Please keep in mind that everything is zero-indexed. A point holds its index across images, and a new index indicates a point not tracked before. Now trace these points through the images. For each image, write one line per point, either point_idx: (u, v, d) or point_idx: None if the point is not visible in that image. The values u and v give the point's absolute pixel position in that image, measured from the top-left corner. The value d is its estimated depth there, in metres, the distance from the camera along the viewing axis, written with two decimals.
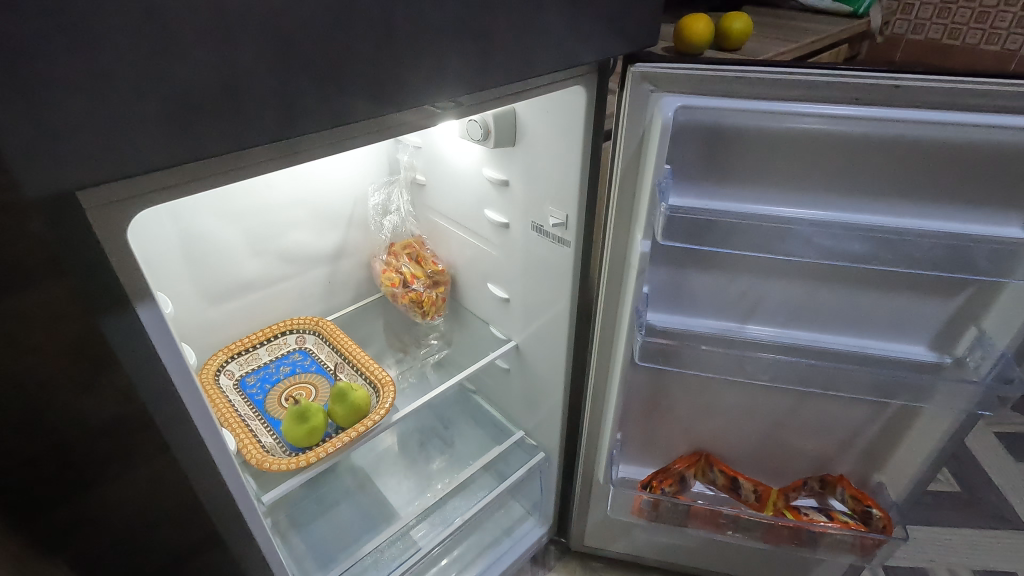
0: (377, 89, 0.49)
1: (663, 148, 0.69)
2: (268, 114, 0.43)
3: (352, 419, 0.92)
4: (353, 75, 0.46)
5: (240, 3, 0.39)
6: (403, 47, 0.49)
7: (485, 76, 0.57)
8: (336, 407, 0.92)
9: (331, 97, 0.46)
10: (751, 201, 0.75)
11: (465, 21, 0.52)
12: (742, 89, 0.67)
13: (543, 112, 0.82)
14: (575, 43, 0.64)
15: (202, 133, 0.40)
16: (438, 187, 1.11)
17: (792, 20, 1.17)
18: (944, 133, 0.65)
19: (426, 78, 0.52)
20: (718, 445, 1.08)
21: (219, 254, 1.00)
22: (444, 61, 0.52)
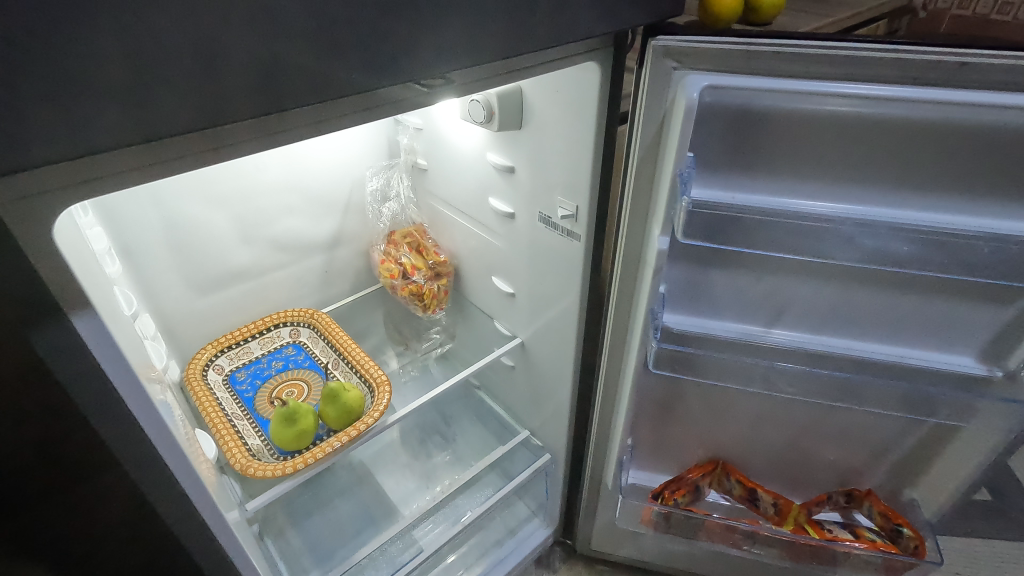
0: (354, 65, 0.41)
1: (687, 133, 0.61)
2: (221, 92, 0.36)
3: (344, 422, 0.87)
4: (325, 48, 0.39)
5: None
6: (385, 13, 0.41)
7: (485, 49, 0.49)
8: (326, 408, 0.86)
9: (299, 75, 0.39)
10: (785, 194, 0.66)
11: None
12: (780, 65, 0.58)
13: (553, 92, 0.73)
14: (589, 14, 0.56)
15: (137, 116, 0.33)
16: (440, 173, 1.03)
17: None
18: (1017, 120, 0.56)
19: (414, 52, 0.44)
20: (735, 453, 1.01)
21: (205, 243, 0.94)
22: (436, 31, 0.45)
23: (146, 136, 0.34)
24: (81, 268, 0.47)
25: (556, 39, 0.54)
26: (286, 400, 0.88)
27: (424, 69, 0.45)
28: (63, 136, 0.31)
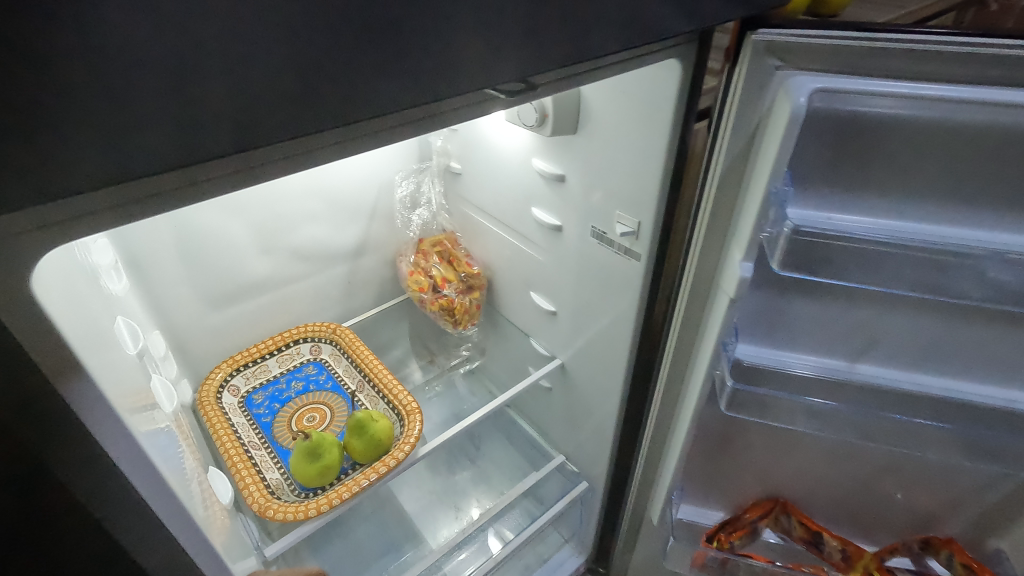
0: (413, 69, 0.32)
1: (790, 147, 0.51)
2: (248, 104, 0.27)
3: (372, 456, 0.79)
4: (378, 48, 0.30)
5: None
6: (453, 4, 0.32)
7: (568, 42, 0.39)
8: (352, 440, 0.79)
9: (344, 84, 0.30)
10: (894, 217, 0.57)
11: None
12: (909, 66, 0.48)
13: (620, 93, 0.64)
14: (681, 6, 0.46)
15: (122, 144, 0.24)
16: (476, 178, 0.94)
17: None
18: None
19: (485, 54, 0.35)
20: (798, 491, 0.91)
21: (220, 253, 0.85)
22: (514, 26, 0.35)
23: (144, 168, 0.25)
24: (76, 312, 0.38)
25: (645, 34, 0.45)
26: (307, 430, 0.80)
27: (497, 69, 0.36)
28: (26, 162, 0.23)
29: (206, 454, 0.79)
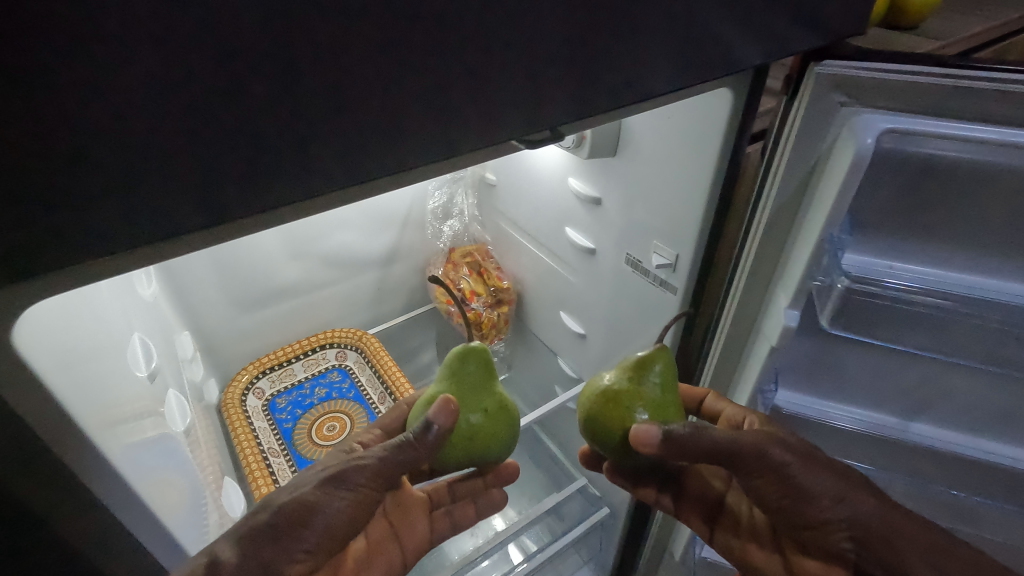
0: (435, 140, 0.30)
1: (852, 188, 0.46)
2: (272, 183, 0.27)
3: (600, 441, 0.48)
4: (405, 129, 0.29)
5: (221, 66, 0.23)
6: (474, 91, 0.30)
7: (611, 63, 0.35)
8: (626, 398, 0.47)
9: (364, 159, 0.28)
10: (958, 266, 0.52)
11: (593, 15, 0.33)
12: (992, 110, 0.43)
13: (663, 119, 0.59)
14: (743, 42, 0.42)
15: (108, 226, 0.24)
16: (510, 192, 0.91)
17: (941, 16, 0.98)
18: None
19: (509, 115, 0.32)
20: None
21: (255, 258, 0.86)
22: (548, 83, 0.33)
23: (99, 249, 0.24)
24: (82, 352, 0.38)
25: (705, 38, 0.40)
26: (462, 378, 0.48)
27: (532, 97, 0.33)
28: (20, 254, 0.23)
29: (224, 456, 0.80)
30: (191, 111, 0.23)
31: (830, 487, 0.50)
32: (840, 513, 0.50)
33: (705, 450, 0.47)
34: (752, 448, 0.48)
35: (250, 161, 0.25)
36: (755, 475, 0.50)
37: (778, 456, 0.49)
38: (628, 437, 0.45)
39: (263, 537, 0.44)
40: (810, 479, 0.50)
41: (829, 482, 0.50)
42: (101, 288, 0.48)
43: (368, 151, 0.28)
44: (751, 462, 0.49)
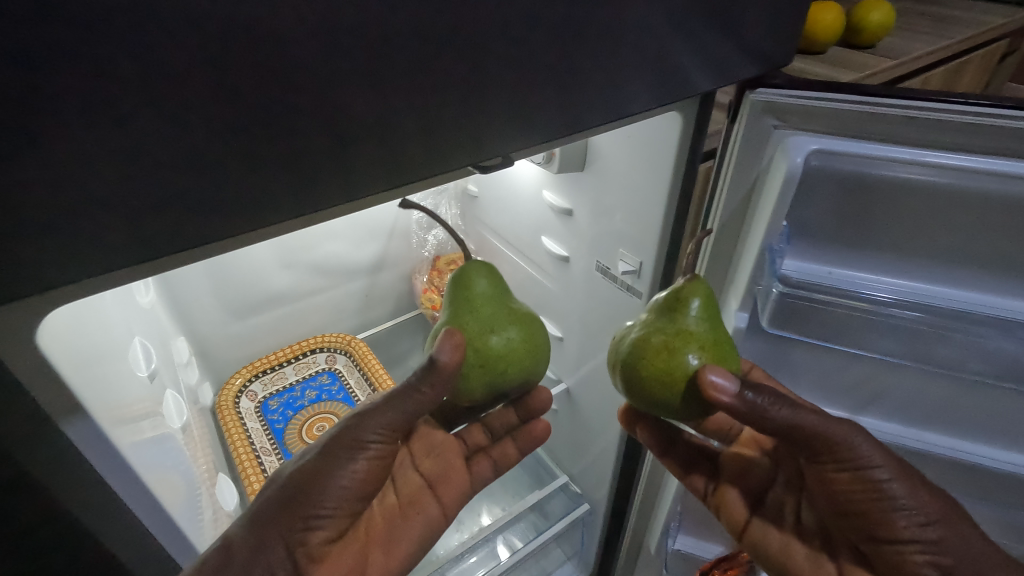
0: (405, 166, 0.35)
1: (786, 202, 0.51)
2: (266, 206, 0.31)
3: (663, 390, 0.45)
4: (378, 159, 0.34)
5: (225, 114, 0.28)
6: (439, 125, 0.35)
7: (566, 95, 0.40)
8: (672, 334, 0.46)
9: (344, 185, 0.33)
10: (911, 274, 0.57)
11: (544, 58, 0.37)
12: (907, 133, 0.48)
13: (624, 138, 0.65)
14: (689, 74, 0.47)
15: (124, 247, 0.28)
16: (490, 202, 0.96)
17: (890, 38, 1.05)
18: None
19: (470, 144, 0.37)
20: None
21: (248, 268, 0.90)
22: (505, 115, 0.38)
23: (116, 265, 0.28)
24: (91, 356, 0.42)
25: (653, 71, 0.45)
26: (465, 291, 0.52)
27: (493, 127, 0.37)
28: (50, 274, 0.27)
29: (219, 456, 0.84)
30: (198, 149, 0.28)
31: (911, 499, 0.51)
32: (928, 536, 0.50)
33: (776, 427, 0.48)
34: (842, 442, 0.49)
35: (246, 191, 0.30)
36: (840, 468, 0.51)
37: (867, 450, 0.50)
38: (702, 380, 0.44)
39: (273, 511, 0.49)
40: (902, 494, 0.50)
41: (921, 499, 0.51)
42: (104, 296, 0.53)
43: (349, 179, 0.33)
44: (844, 454, 0.50)
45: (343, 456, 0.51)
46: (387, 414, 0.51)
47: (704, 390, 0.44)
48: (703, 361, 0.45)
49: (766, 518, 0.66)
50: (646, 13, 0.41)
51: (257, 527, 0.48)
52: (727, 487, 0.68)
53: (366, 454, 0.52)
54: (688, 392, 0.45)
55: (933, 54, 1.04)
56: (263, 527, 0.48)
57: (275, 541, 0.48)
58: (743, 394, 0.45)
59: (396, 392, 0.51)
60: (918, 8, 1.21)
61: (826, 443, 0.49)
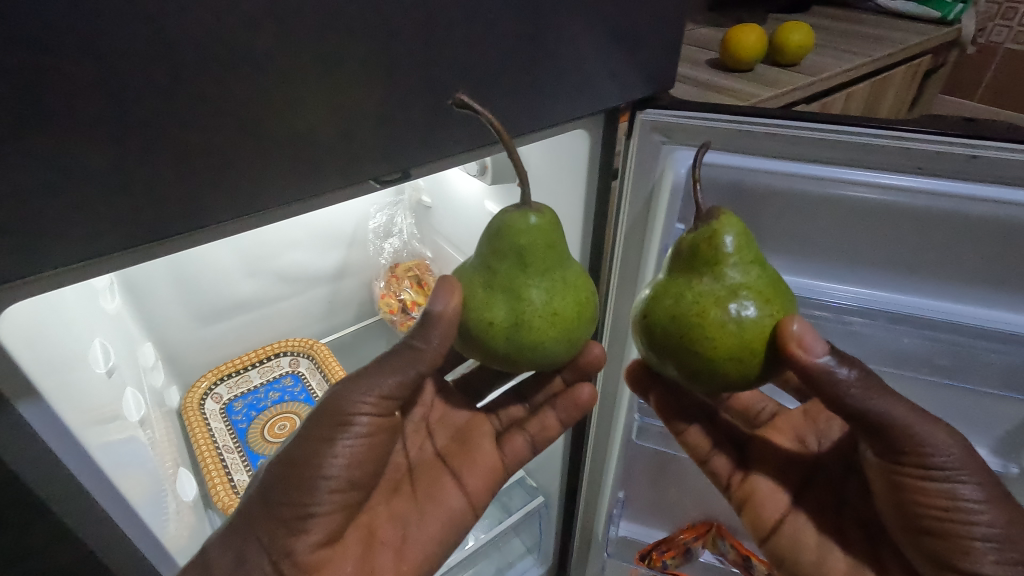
0: (319, 181, 0.41)
1: (674, 210, 0.61)
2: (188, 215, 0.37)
3: (737, 356, 0.44)
4: (294, 175, 0.39)
5: (148, 139, 0.33)
6: (349, 146, 0.41)
7: (469, 121, 0.46)
8: (728, 288, 0.45)
9: (262, 197, 0.39)
10: (811, 274, 0.63)
11: (445, 88, 0.43)
12: (777, 147, 0.56)
13: (545, 152, 0.71)
14: (589, 96, 0.53)
15: (62, 250, 0.33)
16: (444, 212, 1.04)
17: (812, 56, 1.14)
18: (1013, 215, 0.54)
19: (381, 161, 0.43)
20: (730, 515, 0.97)
21: (212, 276, 0.95)
22: (412, 137, 0.44)
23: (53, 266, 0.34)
24: (45, 351, 0.47)
25: (556, 95, 0.51)
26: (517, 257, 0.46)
27: (401, 151, 0.43)
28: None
29: (183, 456, 0.89)
30: (127, 169, 0.33)
31: (992, 519, 0.48)
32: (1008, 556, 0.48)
33: (849, 409, 0.47)
34: (925, 445, 0.48)
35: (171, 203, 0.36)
36: (916, 469, 0.49)
37: (952, 453, 0.48)
38: (788, 334, 0.44)
39: (262, 509, 0.55)
40: (977, 509, 0.48)
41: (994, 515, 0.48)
42: (66, 300, 0.58)
43: (267, 192, 0.39)
44: (929, 457, 0.48)
45: (325, 437, 0.54)
46: (374, 387, 0.54)
47: (786, 347, 0.44)
48: (781, 316, 0.45)
49: (808, 511, 0.65)
50: (541, 48, 0.47)
51: (242, 533, 0.55)
52: (755, 475, 0.68)
53: (352, 434, 0.55)
54: (769, 353, 0.45)
55: (851, 72, 1.13)
56: (245, 536, 0.55)
57: (255, 549, 0.55)
58: (828, 367, 0.45)
59: (388, 362, 0.54)
60: (844, 29, 1.31)
61: (906, 441, 0.48)
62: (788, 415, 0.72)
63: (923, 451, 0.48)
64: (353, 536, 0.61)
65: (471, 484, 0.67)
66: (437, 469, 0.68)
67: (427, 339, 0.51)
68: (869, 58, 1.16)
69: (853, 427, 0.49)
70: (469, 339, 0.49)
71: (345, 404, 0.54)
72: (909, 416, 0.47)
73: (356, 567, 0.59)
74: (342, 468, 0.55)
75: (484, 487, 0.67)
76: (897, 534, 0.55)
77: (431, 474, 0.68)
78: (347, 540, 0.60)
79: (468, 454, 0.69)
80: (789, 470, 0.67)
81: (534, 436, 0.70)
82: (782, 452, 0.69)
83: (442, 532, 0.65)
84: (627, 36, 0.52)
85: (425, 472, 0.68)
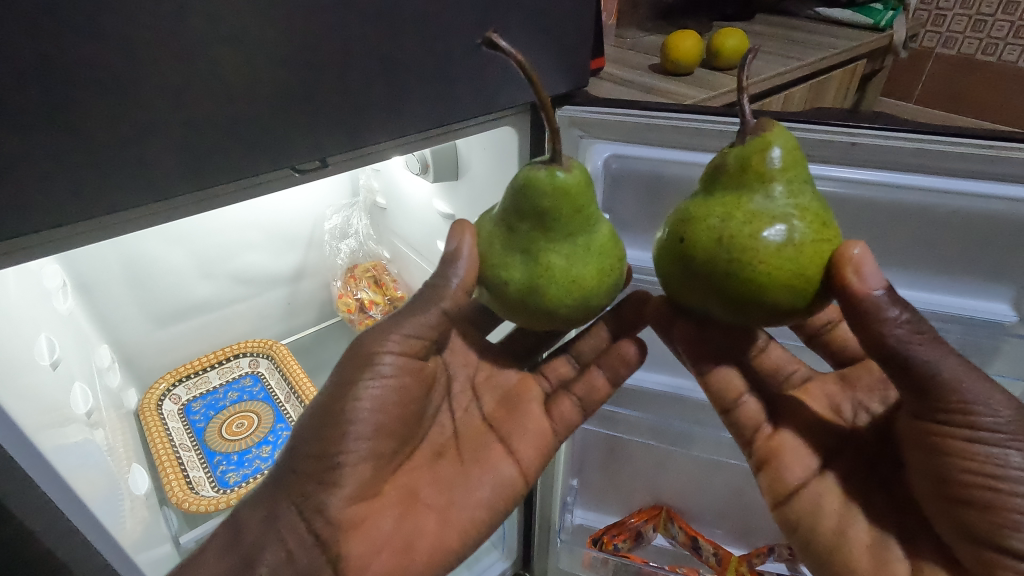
0: (242, 168, 0.44)
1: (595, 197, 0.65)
2: (113, 197, 0.40)
3: (795, 282, 0.41)
4: (219, 162, 0.43)
5: (73, 126, 0.37)
6: (271, 136, 0.44)
7: (389, 117, 0.50)
8: (781, 208, 0.41)
9: (186, 181, 0.42)
10: None
11: (367, 82, 0.47)
12: (683, 138, 0.60)
13: (481, 150, 0.75)
14: (509, 92, 0.57)
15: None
16: (397, 213, 1.07)
17: (748, 61, 1.20)
18: (897, 195, 0.60)
19: (305, 150, 0.47)
20: (679, 498, 1.01)
21: (168, 277, 0.97)
22: (335, 128, 0.47)
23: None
24: None
25: (474, 93, 0.55)
26: (548, 198, 0.44)
27: (323, 143, 0.47)
28: None
29: (139, 454, 0.90)
30: (48, 151, 0.37)
31: None
32: None
33: (888, 354, 0.43)
34: (971, 401, 0.43)
35: (95, 184, 0.39)
36: (959, 428, 0.44)
37: (1003, 414, 0.43)
38: (845, 258, 0.41)
39: (295, 472, 0.54)
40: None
41: None
42: (14, 295, 0.60)
43: (191, 178, 0.42)
44: (973, 414, 0.43)
45: (351, 379, 0.54)
46: (403, 326, 0.54)
47: (842, 273, 0.41)
48: (836, 240, 0.43)
49: (839, 474, 0.57)
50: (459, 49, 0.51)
51: (262, 498, 0.55)
52: (785, 430, 0.60)
53: (378, 375, 0.54)
54: (823, 282, 0.42)
55: (787, 74, 1.19)
56: (275, 496, 0.54)
57: (287, 508, 0.54)
58: (878, 305, 0.42)
59: (421, 298, 0.54)
60: (783, 35, 1.38)
61: (949, 391, 0.43)
62: (823, 380, 0.65)
63: (969, 409, 0.43)
64: (392, 495, 0.58)
65: (521, 450, 0.63)
66: (482, 435, 0.64)
67: (446, 274, 0.50)
68: (803, 61, 1.22)
69: (894, 378, 0.45)
70: (503, 300, 0.48)
71: (372, 343, 0.53)
72: (960, 368, 0.43)
73: (394, 526, 0.57)
74: (368, 413, 0.53)
75: (534, 452, 0.63)
76: (931, 509, 0.48)
77: (477, 439, 0.64)
78: (388, 495, 0.58)
79: (518, 419, 0.64)
80: (823, 433, 0.59)
81: (582, 399, 0.65)
82: (816, 415, 0.61)
83: (490, 496, 0.61)
84: (547, 32, 0.56)
85: (471, 436, 0.64)
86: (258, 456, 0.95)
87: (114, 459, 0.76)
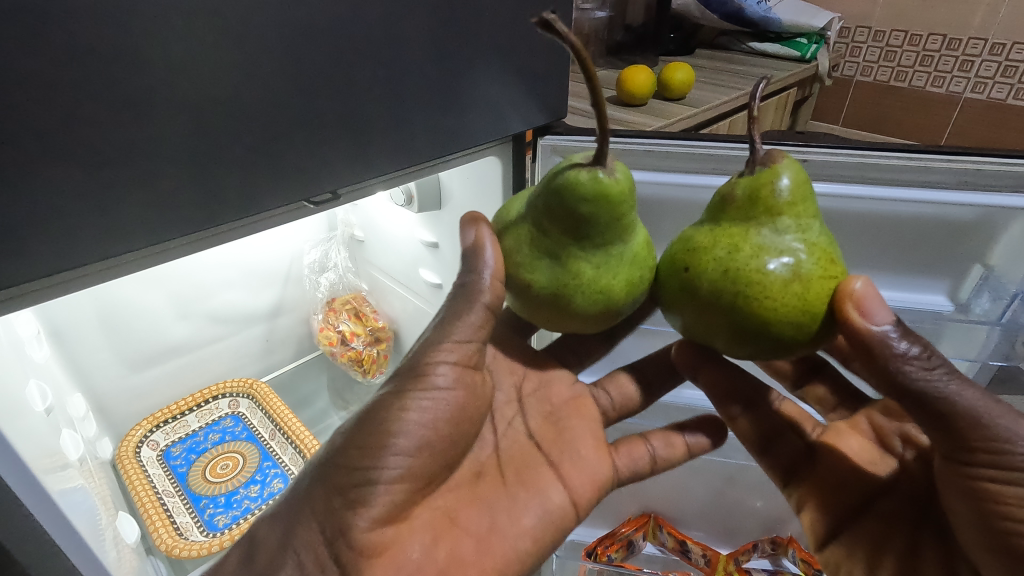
0: (256, 199, 0.47)
1: None
2: (137, 231, 0.42)
3: (800, 319, 0.45)
4: (234, 195, 0.46)
5: (101, 165, 0.39)
6: (283, 170, 0.48)
7: (388, 149, 0.54)
8: (786, 244, 0.45)
9: (205, 214, 0.45)
10: None
11: (368, 118, 0.51)
12: (654, 160, 0.67)
13: (464, 179, 0.80)
14: (495, 125, 0.62)
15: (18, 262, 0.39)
16: (375, 244, 1.10)
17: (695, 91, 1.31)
18: (842, 204, 0.67)
19: (313, 182, 0.50)
20: (664, 504, 1.05)
21: (142, 320, 0.95)
22: (340, 161, 0.51)
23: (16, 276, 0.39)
24: None
25: (465, 125, 0.60)
26: (576, 203, 0.47)
27: (328, 175, 0.51)
28: None
29: (119, 503, 0.87)
30: (76, 190, 0.39)
31: None
32: None
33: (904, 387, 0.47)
34: (997, 441, 0.46)
35: (119, 219, 0.41)
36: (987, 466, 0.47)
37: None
38: (845, 292, 0.46)
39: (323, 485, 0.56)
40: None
41: None
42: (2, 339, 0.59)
43: (208, 211, 0.45)
44: (997, 454, 0.46)
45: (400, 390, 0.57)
46: (453, 332, 0.57)
47: (842, 307, 0.46)
48: (841, 276, 0.47)
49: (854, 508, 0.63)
50: (449, 88, 0.56)
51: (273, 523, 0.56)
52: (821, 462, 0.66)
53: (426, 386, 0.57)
54: (826, 316, 0.47)
55: (732, 102, 1.30)
56: (291, 510, 0.56)
57: (301, 529, 0.55)
58: (885, 340, 0.46)
59: (463, 298, 0.56)
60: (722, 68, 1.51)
61: (972, 431, 0.46)
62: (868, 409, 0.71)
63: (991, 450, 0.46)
64: (423, 520, 0.59)
65: (572, 477, 0.65)
66: (531, 455, 0.67)
67: (477, 268, 0.54)
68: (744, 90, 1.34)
69: (920, 419, 0.49)
70: (527, 299, 0.52)
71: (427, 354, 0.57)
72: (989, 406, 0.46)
73: (422, 555, 0.57)
74: (412, 425, 0.56)
75: (586, 481, 0.65)
76: (971, 537, 0.52)
77: (523, 459, 0.67)
78: (415, 522, 0.59)
79: (566, 442, 0.67)
80: (836, 478, 0.65)
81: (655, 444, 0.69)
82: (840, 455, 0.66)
83: (537, 523, 0.63)
84: (525, 72, 0.62)
85: (516, 456, 0.67)
86: (247, 496, 0.93)
87: (101, 508, 0.74)
